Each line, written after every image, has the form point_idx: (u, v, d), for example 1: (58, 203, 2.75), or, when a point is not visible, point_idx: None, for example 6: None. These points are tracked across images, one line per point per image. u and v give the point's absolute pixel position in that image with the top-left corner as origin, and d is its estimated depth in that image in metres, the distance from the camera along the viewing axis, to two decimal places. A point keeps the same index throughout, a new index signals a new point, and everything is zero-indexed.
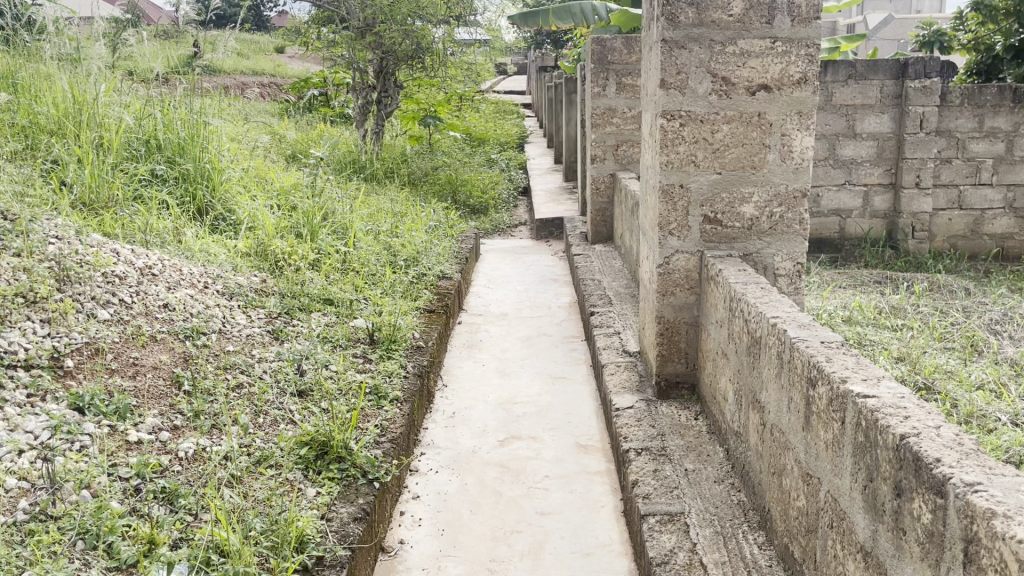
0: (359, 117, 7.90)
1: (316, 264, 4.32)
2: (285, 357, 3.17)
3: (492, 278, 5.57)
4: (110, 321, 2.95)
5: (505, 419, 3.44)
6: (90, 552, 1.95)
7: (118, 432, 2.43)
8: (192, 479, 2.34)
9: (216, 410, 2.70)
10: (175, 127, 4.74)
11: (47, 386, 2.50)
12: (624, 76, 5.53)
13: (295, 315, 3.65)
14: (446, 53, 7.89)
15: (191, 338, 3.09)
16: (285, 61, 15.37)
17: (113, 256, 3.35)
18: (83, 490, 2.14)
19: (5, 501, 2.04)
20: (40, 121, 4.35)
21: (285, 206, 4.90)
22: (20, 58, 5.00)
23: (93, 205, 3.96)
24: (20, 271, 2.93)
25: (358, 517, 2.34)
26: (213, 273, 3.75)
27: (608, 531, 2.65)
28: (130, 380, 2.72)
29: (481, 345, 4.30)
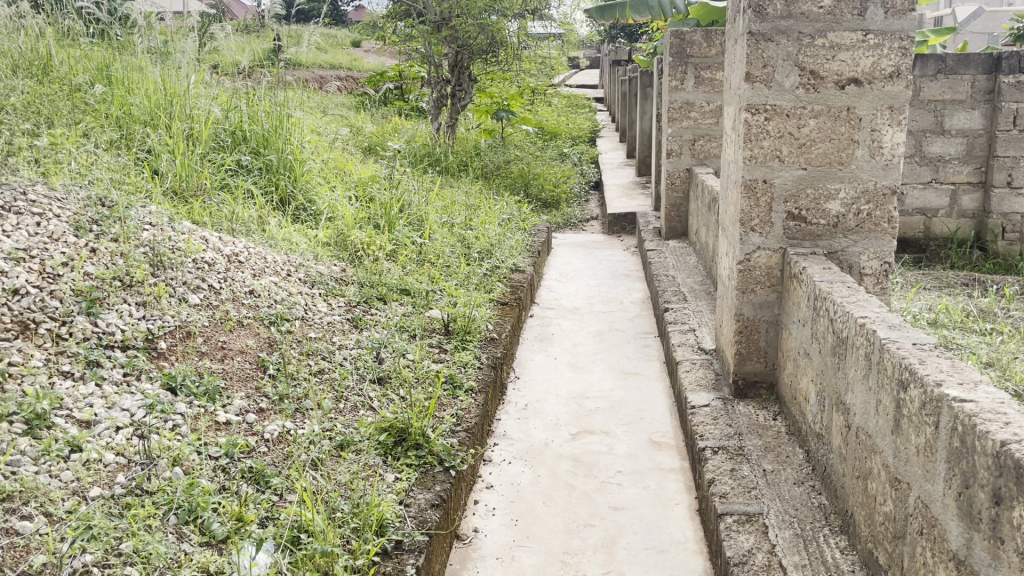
0: (432, 111, 7.92)
1: (393, 256, 4.40)
2: (364, 345, 3.24)
3: (563, 272, 5.56)
4: (200, 306, 3.07)
5: (577, 413, 3.44)
6: (183, 526, 2.03)
7: (208, 413, 2.53)
8: (278, 461, 2.41)
9: (298, 394, 2.78)
10: (260, 119, 4.87)
11: (142, 366, 2.61)
12: (703, 70, 5.45)
13: (373, 304, 3.73)
14: (520, 46, 7.90)
15: (276, 323, 3.20)
16: (361, 55, 15.52)
17: (203, 243, 3.47)
18: (176, 467, 2.23)
19: (104, 474, 2.14)
20: (133, 111, 4.49)
21: (363, 198, 5.01)
22: (114, 51, 5.19)
23: (183, 194, 4.11)
24: (118, 256, 3.05)
25: (435, 503, 2.37)
26: (296, 262, 3.86)
27: (682, 529, 2.62)
28: (219, 363, 2.83)
29: (553, 338, 4.30)
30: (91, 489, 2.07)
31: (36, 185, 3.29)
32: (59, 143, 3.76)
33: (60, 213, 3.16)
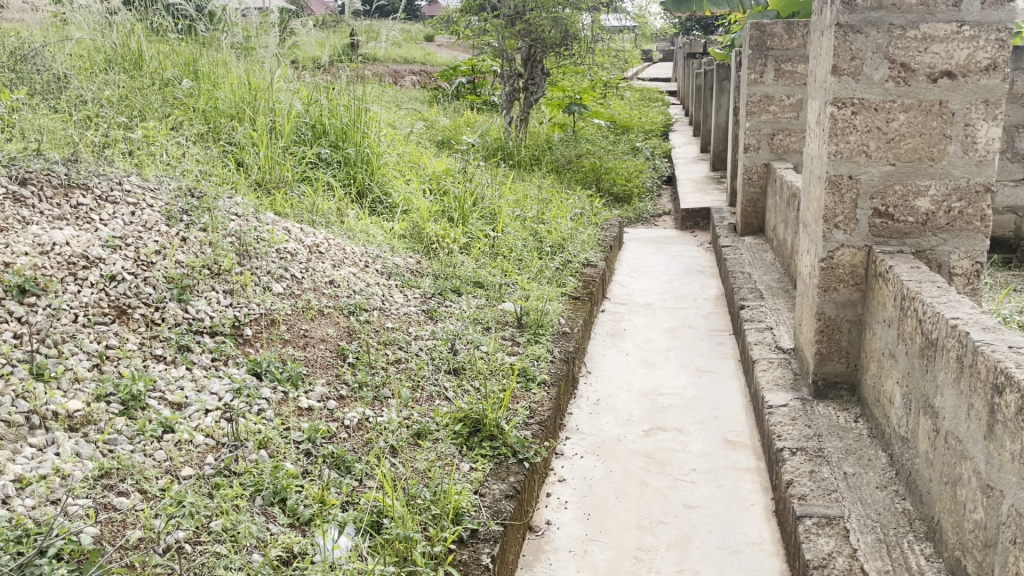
0: (505, 104, 7.94)
1: (467, 249, 4.45)
2: (439, 337, 3.28)
3: (636, 267, 5.52)
4: (283, 294, 3.16)
5: (650, 410, 3.41)
6: (269, 507, 2.10)
7: (291, 399, 2.61)
8: (358, 447, 2.48)
9: (377, 382, 2.85)
10: (339, 112, 4.95)
11: (230, 352, 2.71)
12: (783, 62, 5.33)
13: (448, 296, 3.77)
14: (593, 40, 7.86)
15: (355, 313, 3.27)
16: (435, 49, 15.62)
17: (286, 233, 3.57)
18: (262, 450, 2.31)
19: (195, 455, 2.23)
20: (219, 105, 4.63)
21: (438, 190, 5.07)
22: (200, 47, 5.35)
23: (267, 185, 4.24)
24: (207, 245, 3.16)
25: (510, 494, 2.39)
26: (373, 253, 3.94)
27: (758, 530, 2.59)
28: (302, 350, 2.92)
29: (625, 333, 4.28)
30: (182, 469, 2.15)
31: (131, 176, 3.43)
32: (151, 136, 3.91)
33: (153, 203, 3.29)
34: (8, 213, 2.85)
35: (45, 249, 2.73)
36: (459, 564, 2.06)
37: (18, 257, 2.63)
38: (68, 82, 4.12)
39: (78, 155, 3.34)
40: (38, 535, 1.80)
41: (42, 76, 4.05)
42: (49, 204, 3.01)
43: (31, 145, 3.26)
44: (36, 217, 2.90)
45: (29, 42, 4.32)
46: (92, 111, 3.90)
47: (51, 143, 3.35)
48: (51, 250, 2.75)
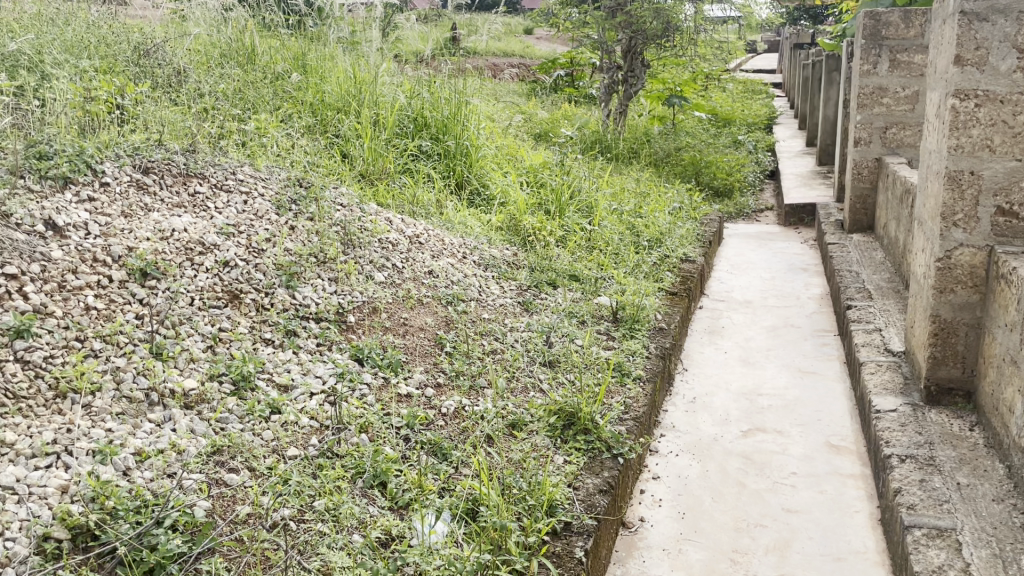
0: (603, 97, 7.86)
1: (563, 242, 4.45)
2: (534, 329, 3.29)
3: (736, 263, 5.40)
4: (385, 284, 3.25)
5: (749, 410, 3.33)
6: (369, 490, 2.17)
7: (391, 385, 2.68)
8: (455, 435, 2.51)
9: (473, 371, 2.89)
10: (440, 105, 5.01)
11: (333, 338, 2.81)
12: (899, 52, 5.09)
13: (544, 289, 3.78)
14: (696, 31, 7.69)
15: (452, 303, 3.32)
16: (533, 41, 15.54)
17: (387, 224, 3.66)
18: (363, 434, 2.38)
19: (300, 436, 2.31)
20: (326, 98, 4.76)
21: (535, 183, 5.08)
22: (309, 41, 5.50)
23: (370, 177, 4.38)
24: (314, 234, 3.29)
25: (604, 489, 2.38)
26: (471, 245, 3.99)
27: (862, 538, 2.50)
28: (402, 338, 2.99)
29: (723, 331, 4.19)
30: (288, 449, 2.24)
31: (244, 166, 3.57)
32: (263, 128, 4.04)
33: (264, 192, 3.42)
34: (132, 200, 3.01)
35: (165, 235, 2.87)
36: (553, 555, 2.07)
37: (140, 242, 2.78)
38: (187, 76, 4.30)
39: (195, 146, 3.49)
40: (155, 506, 1.90)
41: (163, 70, 4.24)
42: (169, 192, 3.17)
43: (153, 135, 3.42)
44: (157, 204, 3.06)
45: (151, 38, 4.52)
46: (209, 104, 4.06)
47: (172, 134, 3.51)
48: (170, 236, 2.89)
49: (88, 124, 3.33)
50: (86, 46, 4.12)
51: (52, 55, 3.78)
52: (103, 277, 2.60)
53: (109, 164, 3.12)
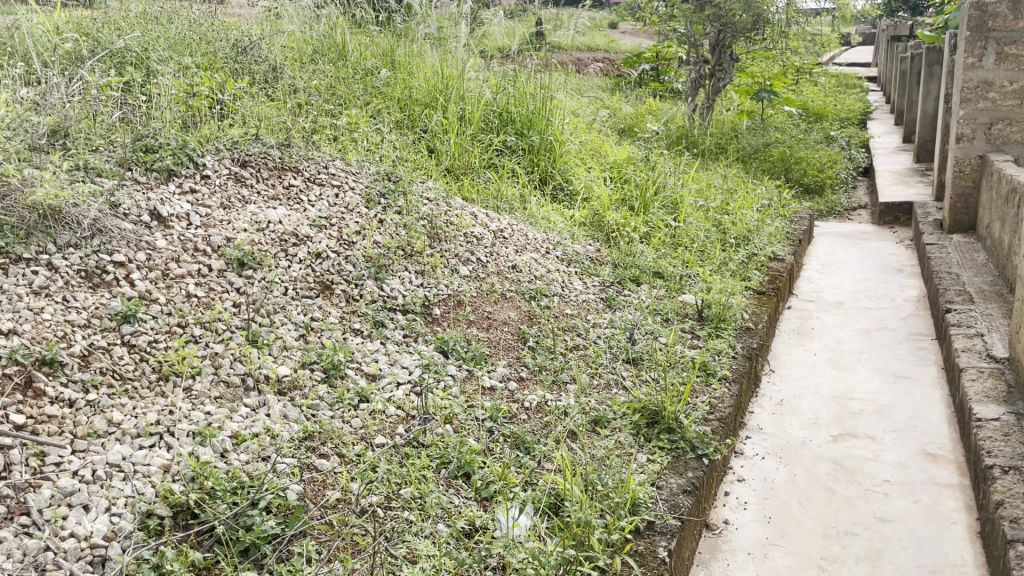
0: (689, 92, 7.71)
1: (647, 238, 4.40)
2: (618, 326, 3.27)
3: (826, 262, 5.25)
4: (469, 277, 3.29)
5: (840, 414, 3.23)
6: (453, 480, 2.20)
7: (475, 377, 2.71)
8: (538, 429, 2.52)
9: (556, 366, 2.89)
10: (526, 100, 5.02)
11: (419, 329, 2.85)
12: (1007, 44, 4.78)
13: (627, 285, 3.75)
14: (788, 23, 7.47)
15: (535, 298, 3.33)
16: (619, 35, 15.34)
17: (473, 218, 3.69)
18: (448, 425, 2.41)
19: (388, 425, 2.36)
20: (413, 93, 4.82)
21: (619, 178, 5.04)
22: (398, 37, 5.57)
23: (456, 171, 4.44)
24: (401, 227, 3.35)
25: (688, 490, 2.35)
26: (554, 240, 3.99)
27: (960, 551, 2.40)
28: (485, 332, 3.02)
29: (813, 332, 4.08)
30: (376, 437, 2.28)
31: (335, 160, 3.66)
32: (354, 123, 4.13)
33: (354, 185, 3.51)
34: (231, 192, 3.12)
35: (261, 227, 2.97)
36: (636, 554, 2.06)
37: (238, 233, 2.88)
38: (282, 73, 4.42)
39: (290, 140, 3.60)
40: (251, 488, 1.97)
41: (260, 66, 4.36)
42: (265, 184, 3.28)
43: (251, 130, 3.54)
44: (254, 196, 3.17)
45: (248, 35, 4.65)
46: (303, 99, 4.16)
47: (268, 128, 3.61)
48: (266, 227, 2.99)
49: (190, 118, 3.46)
50: (189, 43, 4.26)
51: (158, 52, 3.93)
52: (204, 266, 2.71)
53: (210, 158, 3.25)
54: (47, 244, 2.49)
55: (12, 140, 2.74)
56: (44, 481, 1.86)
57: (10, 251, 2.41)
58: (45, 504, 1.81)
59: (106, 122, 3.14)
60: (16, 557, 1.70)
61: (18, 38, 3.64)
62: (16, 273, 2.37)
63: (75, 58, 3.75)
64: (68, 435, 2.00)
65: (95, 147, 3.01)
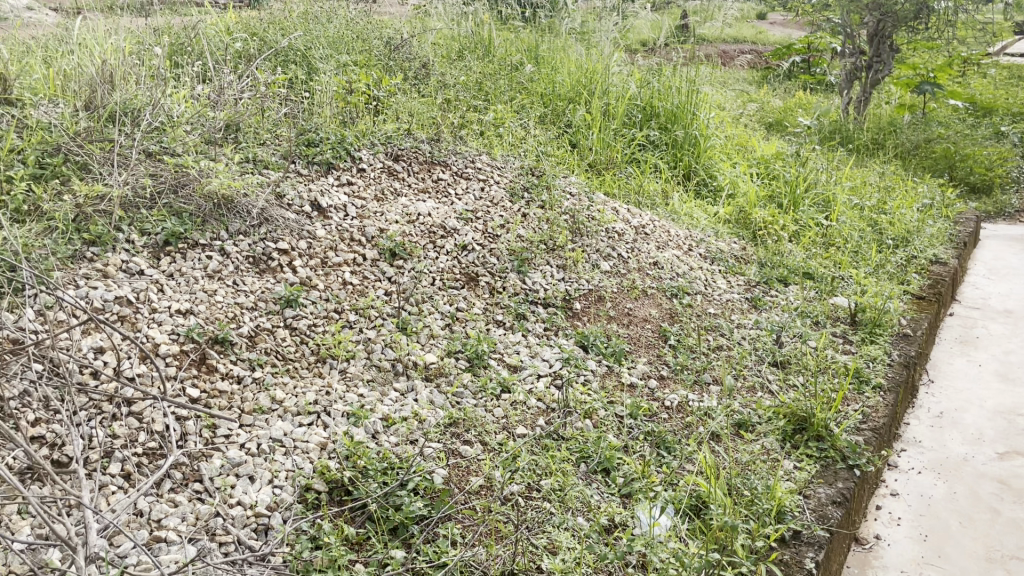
0: (843, 84, 7.31)
1: (796, 237, 4.24)
2: (763, 327, 3.16)
3: (993, 266, 4.88)
4: (610, 273, 3.29)
5: (1007, 431, 3.00)
6: (593, 475, 2.20)
7: (615, 373, 2.71)
8: (679, 429, 2.49)
9: (698, 366, 2.83)
10: (671, 94, 4.91)
11: (560, 323, 2.88)
12: None
13: (774, 285, 3.63)
14: (956, 12, 6.95)
15: (677, 296, 3.28)
16: (768, 25, 14.71)
17: (615, 214, 3.68)
18: (587, 420, 2.43)
19: (528, 416, 2.39)
20: (557, 88, 4.84)
21: (767, 174, 4.87)
22: (544, 32, 5.60)
23: (598, 167, 4.45)
24: (544, 221, 3.38)
25: (838, 501, 2.26)
26: (697, 237, 3.91)
27: None
28: (626, 328, 3.00)
29: (977, 342, 3.80)
30: (517, 427, 2.33)
31: (482, 154, 3.75)
32: (500, 118, 4.18)
33: (499, 179, 3.58)
34: (384, 184, 3.26)
35: (411, 219, 3.10)
36: (781, 563, 2.00)
37: (390, 224, 3.01)
38: (431, 69, 4.55)
39: (439, 135, 3.72)
40: (400, 469, 2.05)
41: (411, 63, 4.49)
42: (415, 178, 3.41)
43: (403, 125, 3.66)
44: (405, 189, 3.29)
45: (401, 32, 4.79)
46: (451, 95, 4.26)
47: (419, 124, 3.73)
48: (416, 219, 3.11)
49: (348, 113, 3.60)
50: (346, 41, 4.44)
51: (318, 49, 4.12)
52: (359, 255, 2.84)
53: (365, 151, 3.40)
54: (220, 231, 2.68)
55: (190, 133, 2.96)
56: (215, 451, 2.01)
57: (188, 236, 2.60)
58: (216, 472, 1.96)
59: (272, 117, 3.32)
60: (190, 521, 1.83)
61: (195, 38, 3.90)
62: (193, 257, 2.55)
63: (244, 57, 3.99)
64: (237, 410, 2.15)
65: (263, 141, 3.17)
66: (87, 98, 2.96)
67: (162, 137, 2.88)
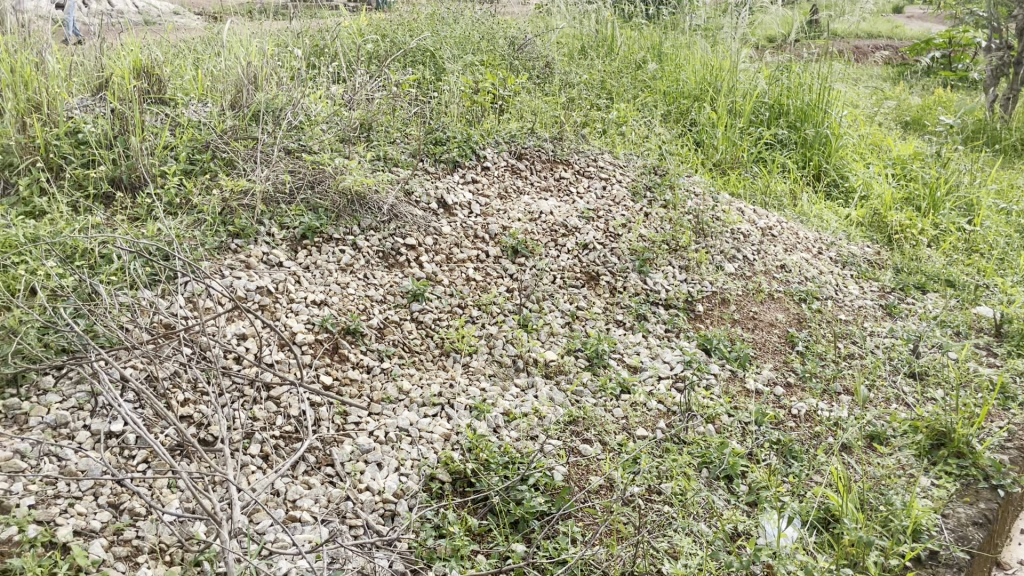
0: (990, 79, 6.83)
1: (936, 241, 4.01)
2: (899, 336, 3.01)
3: None
4: (735, 275, 3.21)
5: None
6: (715, 481, 2.16)
7: (738, 379, 2.64)
8: (807, 438, 2.41)
9: (828, 374, 2.73)
10: (802, 91, 4.71)
11: (682, 325, 2.83)
12: None
13: (910, 292, 3.45)
14: None
15: (806, 300, 3.17)
16: (905, 19, 13.93)
17: (740, 215, 3.59)
18: (710, 424, 2.38)
19: (649, 417, 2.37)
20: (682, 86, 4.75)
21: (903, 175, 4.63)
22: (668, 29, 5.50)
23: (723, 166, 4.35)
24: (667, 221, 3.34)
25: (979, 522, 2.14)
26: (827, 240, 3.77)
27: None
28: (750, 332, 2.92)
29: None
30: (637, 429, 2.31)
31: (604, 154, 3.74)
32: (623, 116, 4.15)
33: (622, 179, 3.57)
34: (507, 182, 3.30)
35: (533, 217, 3.13)
36: None
37: (512, 222, 3.06)
38: (554, 68, 4.55)
39: (562, 133, 3.73)
40: (521, 464, 2.07)
41: (535, 63, 4.51)
42: (538, 177, 3.44)
43: (526, 123, 3.69)
44: (528, 188, 3.33)
45: (524, 32, 4.81)
46: (574, 93, 4.25)
47: (542, 122, 3.75)
48: (538, 218, 3.14)
49: (474, 113, 3.65)
50: (472, 41, 4.49)
51: (445, 50, 4.20)
52: (482, 252, 2.90)
53: (490, 150, 3.45)
54: (353, 226, 2.78)
55: (326, 132, 3.09)
56: (346, 437, 2.09)
57: (323, 231, 2.71)
58: (347, 457, 2.04)
59: (402, 116, 3.41)
60: (323, 503, 1.91)
61: (330, 41, 4.05)
62: (327, 251, 2.66)
63: (375, 58, 4.12)
64: (366, 398, 2.23)
65: (393, 139, 3.26)
66: (233, 98, 3.12)
67: (301, 135, 3.01)
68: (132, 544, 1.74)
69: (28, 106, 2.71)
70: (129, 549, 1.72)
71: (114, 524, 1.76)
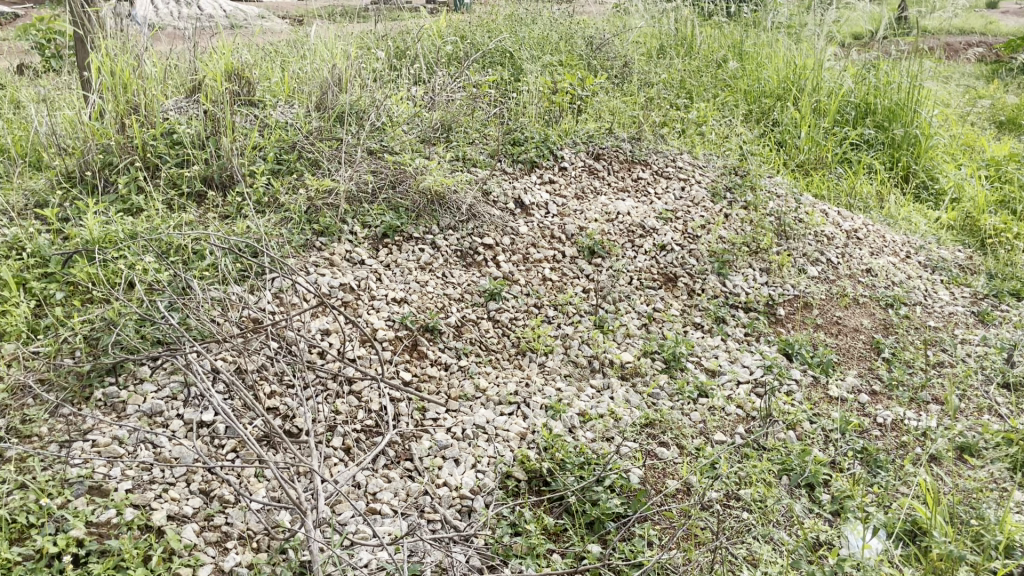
0: None
1: None
2: (992, 344, 2.88)
3: None
4: (818, 279, 3.14)
5: None
6: (796, 489, 2.11)
7: (821, 385, 2.58)
8: (892, 448, 2.34)
9: (916, 383, 2.64)
10: (890, 89, 4.55)
11: (762, 329, 2.78)
12: None
13: (1006, 299, 3.29)
14: None
15: (893, 306, 3.08)
16: (1002, 15, 13.26)
17: (824, 216, 3.51)
18: (791, 431, 2.33)
19: (728, 422, 2.34)
20: (764, 85, 4.64)
21: (998, 176, 4.44)
22: (750, 27, 5.39)
23: (807, 167, 4.27)
24: (747, 223, 3.29)
25: None
26: (916, 244, 3.64)
27: None
28: (834, 337, 2.85)
29: None
30: (715, 433, 2.28)
31: (683, 154, 3.70)
32: (703, 116, 4.09)
33: (701, 179, 3.53)
34: (585, 183, 3.31)
35: (611, 217, 3.12)
36: None
37: (589, 222, 3.05)
38: (632, 67, 4.51)
39: (641, 134, 3.70)
40: (597, 465, 2.06)
41: (613, 62, 4.48)
42: (615, 177, 3.43)
43: (604, 124, 3.67)
44: (606, 188, 3.32)
45: (602, 31, 4.78)
46: (653, 93, 4.22)
47: (620, 122, 3.73)
48: (615, 218, 3.12)
49: (552, 114, 3.66)
50: (550, 42, 4.48)
51: (524, 51, 4.21)
52: (559, 252, 2.91)
53: (568, 150, 3.46)
54: (432, 226, 2.82)
55: (407, 132, 3.14)
56: (425, 433, 2.13)
57: (403, 230, 2.76)
58: (425, 453, 2.07)
59: (481, 117, 3.43)
60: (402, 496, 1.95)
61: (411, 43, 4.11)
62: (407, 250, 2.71)
63: (455, 59, 4.16)
64: (444, 395, 2.26)
65: (472, 139, 3.29)
66: (318, 100, 3.20)
67: (383, 136, 3.07)
68: (221, 530, 1.81)
69: (127, 108, 2.84)
70: (219, 534, 1.79)
71: (205, 510, 1.84)
